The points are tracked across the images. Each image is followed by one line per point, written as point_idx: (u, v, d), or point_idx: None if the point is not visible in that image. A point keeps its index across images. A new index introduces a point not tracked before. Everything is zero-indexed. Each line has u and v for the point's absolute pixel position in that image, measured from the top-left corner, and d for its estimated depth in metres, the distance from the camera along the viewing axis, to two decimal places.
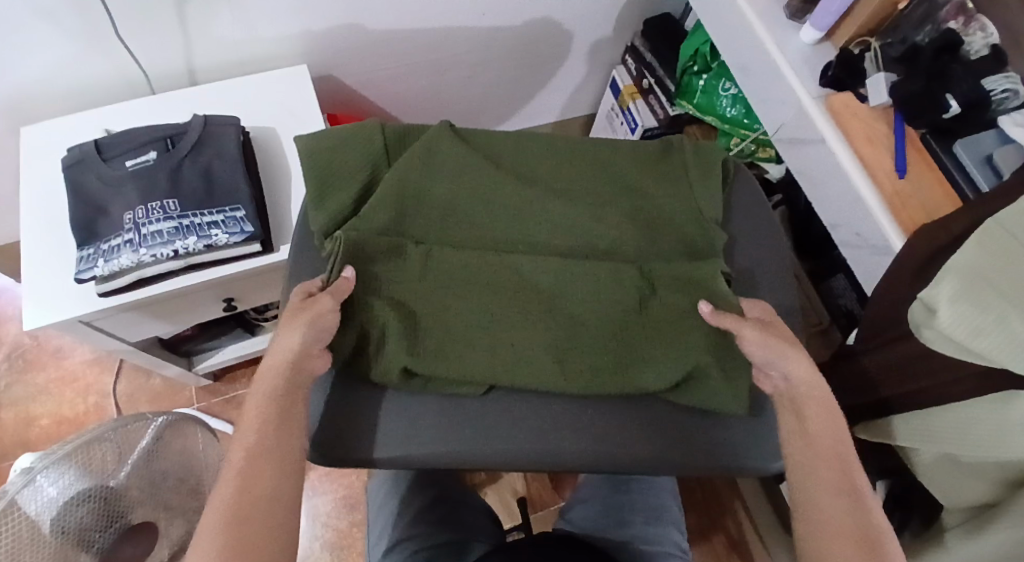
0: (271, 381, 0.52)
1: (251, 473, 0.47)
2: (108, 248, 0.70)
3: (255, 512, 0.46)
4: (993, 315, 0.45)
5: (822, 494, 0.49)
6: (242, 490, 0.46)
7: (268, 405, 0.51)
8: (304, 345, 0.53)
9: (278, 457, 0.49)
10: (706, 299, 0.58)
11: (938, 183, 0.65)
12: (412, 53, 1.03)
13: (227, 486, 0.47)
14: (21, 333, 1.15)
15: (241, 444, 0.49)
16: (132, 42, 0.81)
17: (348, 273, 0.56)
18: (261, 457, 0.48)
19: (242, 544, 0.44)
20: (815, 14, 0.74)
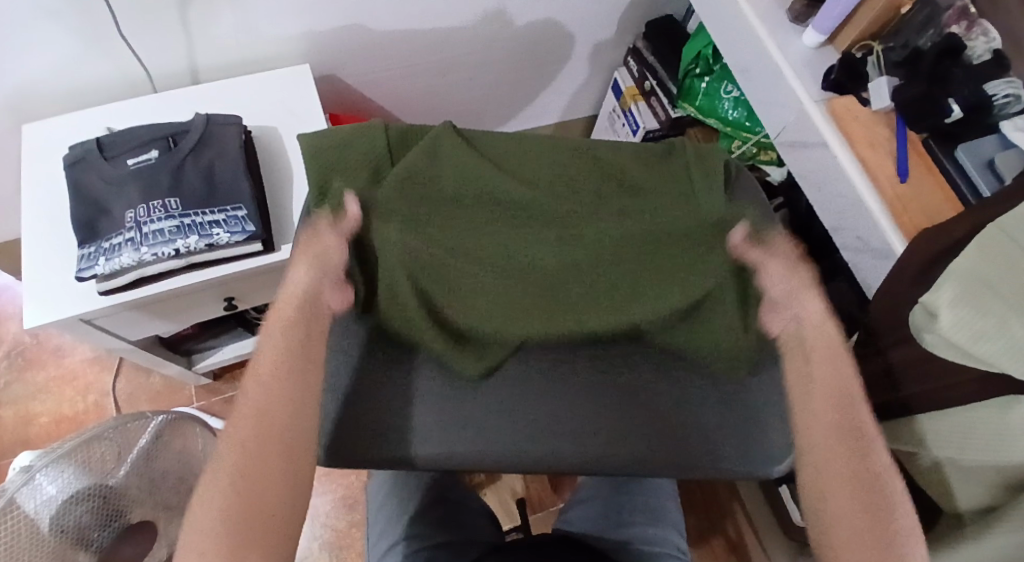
0: (289, 308, 0.56)
1: (270, 393, 0.52)
2: (109, 247, 0.70)
3: (272, 433, 0.50)
4: (994, 320, 0.45)
5: (818, 438, 0.53)
6: (260, 410, 0.51)
7: (285, 331, 0.55)
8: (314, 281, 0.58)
9: (297, 383, 0.53)
10: (742, 223, 0.60)
11: (939, 186, 0.65)
12: (414, 54, 1.03)
13: (247, 404, 0.51)
14: (20, 332, 1.15)
15: (262, 364, 0.53)
16: (135, 40, 0.82)
17: (352, 208, 0.58)
18: (279, 380, 0.52)
19: (257, 461, 0.49)
20: (817, 18, 0.74)
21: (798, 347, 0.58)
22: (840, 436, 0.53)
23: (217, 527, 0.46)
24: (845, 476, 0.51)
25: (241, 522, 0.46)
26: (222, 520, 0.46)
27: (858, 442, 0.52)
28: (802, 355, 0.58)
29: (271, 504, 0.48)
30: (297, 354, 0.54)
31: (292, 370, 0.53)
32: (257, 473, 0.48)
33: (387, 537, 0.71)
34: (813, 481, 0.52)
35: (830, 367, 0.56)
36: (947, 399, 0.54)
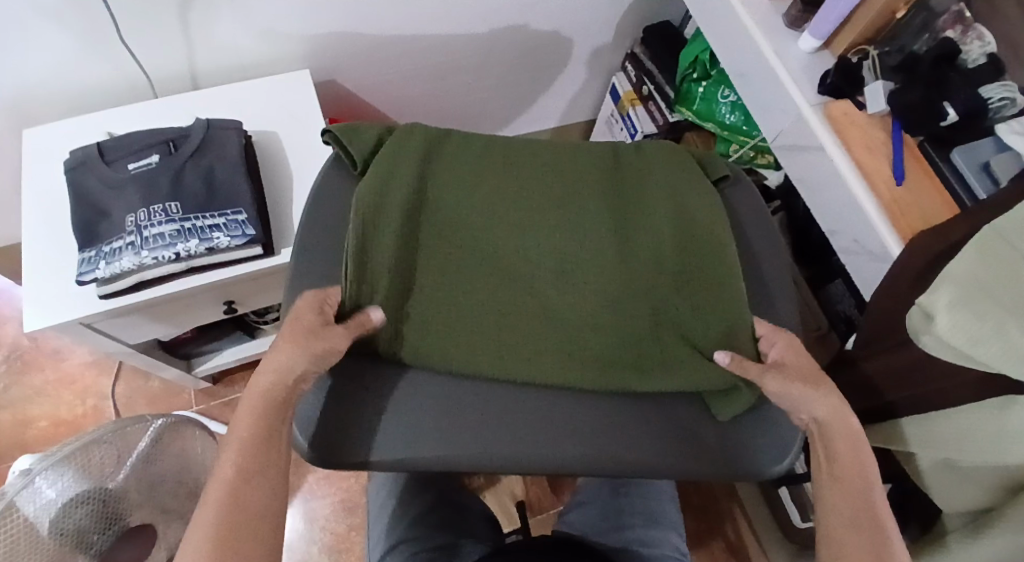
0: (258, 393, 0.51)
1: (243, 485, 0.47)
2: (110, 250, 0.70)
3: (246, 513, 0.46)
4: (991, 322, 0.45)
5: (839, 519, 0.50)
6: (231, 501, 0.46)
7: (262, 409, 0.51)
8: (304, 369, 0.52)
9: (266, 472, 0.49)
10: (726, 348, 0.57)
11: (936, 190, 0.65)
12: (415, 59, 1.04)
13: (216, 495, 0.47)
14: (19, 335, 1.15)
15: (231, 445, 0.49)
16: (135, 45, 0.82)
17: (376, 316, 0.56)
18: (252, 472, 0.48)
19: (237, 527, 0.46)
20: (814, 23, 0.75)
21: (821, 438, 0.53)
22: (866, 527, 0.49)
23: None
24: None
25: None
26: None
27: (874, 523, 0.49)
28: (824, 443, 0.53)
29: None
30: (272, 423, 0.51)
31: (263, 440, 0.50)
32: None
33: (386, 538, 0.71)
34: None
35: (849, 446, 0.52)
36: (945, 401, 0.55)
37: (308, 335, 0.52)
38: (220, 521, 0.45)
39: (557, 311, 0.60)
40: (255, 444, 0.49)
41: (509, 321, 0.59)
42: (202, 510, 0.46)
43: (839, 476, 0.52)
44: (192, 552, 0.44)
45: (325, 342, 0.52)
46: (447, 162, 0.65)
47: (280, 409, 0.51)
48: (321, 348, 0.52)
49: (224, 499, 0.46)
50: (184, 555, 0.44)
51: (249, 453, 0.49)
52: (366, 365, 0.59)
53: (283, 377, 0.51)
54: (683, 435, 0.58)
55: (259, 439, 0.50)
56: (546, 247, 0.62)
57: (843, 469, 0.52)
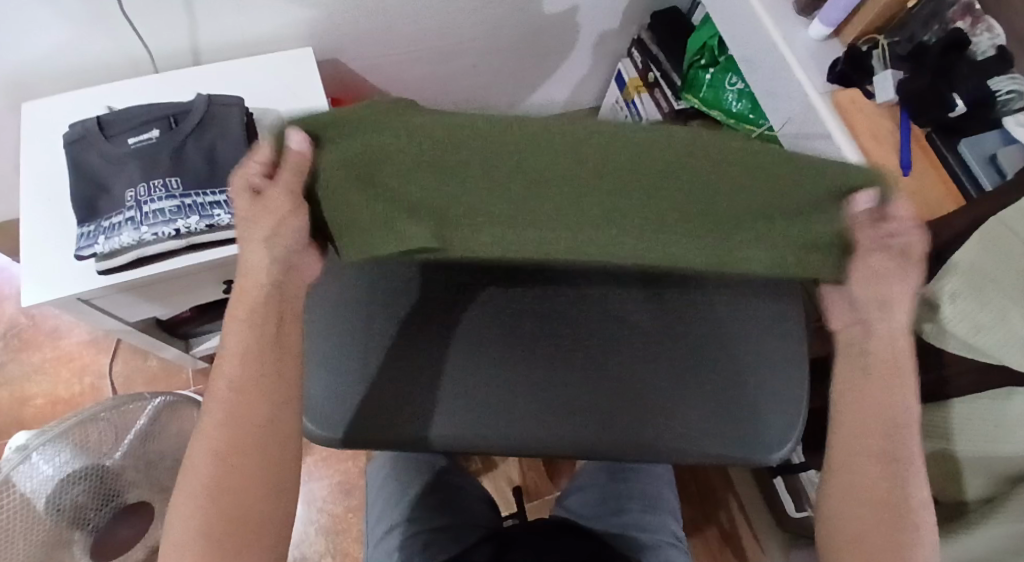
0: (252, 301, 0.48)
1: (245, 400, 0.46)
2: (109, 226, 0.70)
3: (250, 429, 0.46)
4: (993, 312, 0.46)
5: (857, 461, 0.48)
6: (233, 417, 0.45)
7: (253, 321, 0.47)
8: (271, 262, 0.47)
9: (270, 387, 0.47)
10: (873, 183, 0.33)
11: (940, 181, 0.65)
12: (419, 39, 1.03)
13: (218, 410, 0.46)
14: (17, 312, 1.14)
15: (230, 352, 0.47)
16: (136, 18, 0.80)
17: (295, 139, 0.33)
18: (253, 385, 0.46)
19: (238, 479, 0.45)
20: (824, 10, 0.74)
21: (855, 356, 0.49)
22: (884, 469, 0.47)
23: (200, 546, 0.43)
24: (875, 508, 0.47)
25: (216, 538, 0.43)
26: (199, 533, 0.43)
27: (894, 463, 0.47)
28: (861, 366, 0.49)
29: (250, 533, 0.45)
30: (271, 351, 0.47)
31: (264, 373, 0.47)
32: (233, 504, 0.44)
33: (385, 520, 0.71)
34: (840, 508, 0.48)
35: (886, 376, 0.48)
36: (944, 393, 0.55)
37: (264, 213, 0.44)
38: (224, 440, 0.45)
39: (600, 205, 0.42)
40: (252, 355, 0.47)
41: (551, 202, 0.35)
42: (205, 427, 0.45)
43: (866, 409, 0.48)
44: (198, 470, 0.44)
45: (280, 208, 0.43)
46: None
47: (274, 325, 0.48)
48: (274, 212, 0.43)
49: (225, 417, 0.45)
50: (192, 470, 0.45)
51: (247, 366, 0.46)
52: (361, 341, 0.59)
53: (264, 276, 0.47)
54: (682, 420, 0.58)
55: (257, 349, 0.47)
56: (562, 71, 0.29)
57: (873, 402, 0.48)
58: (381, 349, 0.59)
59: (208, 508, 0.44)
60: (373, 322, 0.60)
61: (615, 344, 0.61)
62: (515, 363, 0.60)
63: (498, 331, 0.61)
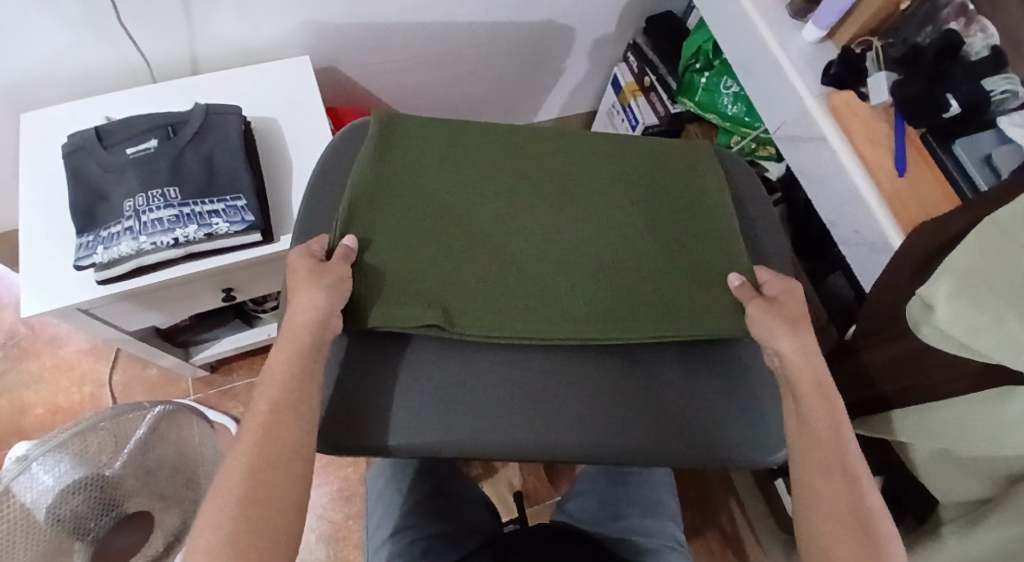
0: (297, 338, 0.53)
1: (280, 414, 0.49)
2: (107, 235, 0.70)
3: (281, 442, 0.48)
4: (989, 312, 0.46)
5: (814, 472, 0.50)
6: (268, 431, 0.48)
7: (297, 356, 0.52)
8: (326, 305, 0.54)
9: (300, 405, 0.51)
10: (738, 274, 0.62)
11: (937, 182, 0.66)
12: (416, 48, 1.03)
13: (255, 423, 0.49)
14: (16, 322, 1.14)
15: (272, 377, 0.51)
16: (135, 29, 0.81)
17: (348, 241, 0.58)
18: (288, 402, 0.50)
19: (266, 487, 0.46)
20: (817, 13, 0.74)
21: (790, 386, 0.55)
22: (841, 479, 0.49)
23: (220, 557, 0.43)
24: (840, 516, 0.48)
25: (243, 549, 0.43)
26: (224, 546, 0.43)
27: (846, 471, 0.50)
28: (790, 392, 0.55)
29: (271, 542, 0.45)
30: (307, 380, 0.52)
31: (300, 392, 0.51)
32: (257, 511, 0.45)
33: (384, 527, 0.71)
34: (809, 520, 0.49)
35: (819, 398, 0.53)
36: (942, 394, 0.55)
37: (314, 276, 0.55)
38: (257, 451, 0.47)
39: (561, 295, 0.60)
40: (293, 378, 0.51)
41: (518, 303, 0.59)
42: (241, 439, 0.48)
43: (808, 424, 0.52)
44: (231, 480, 0.46)
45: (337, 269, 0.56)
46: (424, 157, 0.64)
47: (314, 363, 0.53)
48: (329, 280, 0.55)
49: (262, 429, 0.48)
50: (224, 479, 0.46)
51: (287, 387, 0.51)
52: (357, 348, 0.59)
53: (313, 319, 0.54)
54: (680, 424, 0.58)
55: (297, 375, 0.52)
56: (539, 200, 0.65)
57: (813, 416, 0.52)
58: (379, 357, 0.59)
59: (234, 519, 0.44)
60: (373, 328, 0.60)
61: (613, 349, 0.61)
62: (514, 369, 0.59)
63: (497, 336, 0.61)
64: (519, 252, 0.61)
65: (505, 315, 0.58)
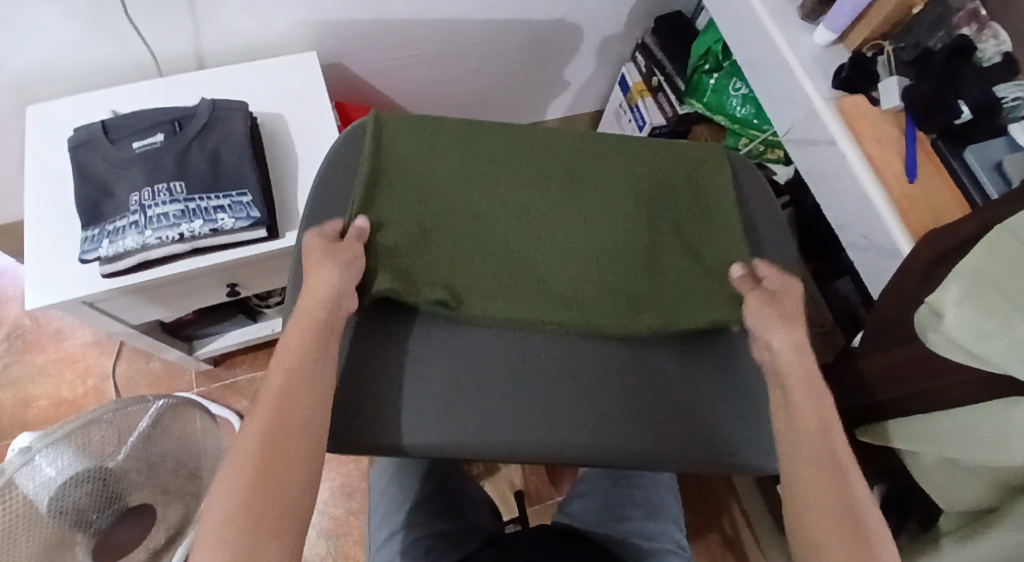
0: (309, 313, 0.55)
1: (292, 387, 0.50)
2: (113, 229, 0.70)
3: (295, 414, 0.49)
4: (998, 320, 0.45)
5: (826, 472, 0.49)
6: (280, 403, 0.49)
7: (311, 328, 0.54)
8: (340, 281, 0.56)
9: (314, 381, 0.51)
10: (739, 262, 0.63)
11: (947, 188, 0.65)
12: (422, 44, 1.03)
13: (269, 395, 0.50)
14: (20, 314, 1.15)
15: (287, 350, 0.53)
16: (141, 23, 0.81)
17: (361, 222, 0.59)
18: (302, 375, 0.51)
19: (276, 456, 0.47)
20: (828, 16, 0.74)
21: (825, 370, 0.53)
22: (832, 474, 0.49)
23: (234, 519, 0.43)
24: (832, 509, 0.47)
25: (250, 521, 0.44)
26: (239, 507, 0.44)
27: (838, 468, 0.49)
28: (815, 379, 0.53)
29: (279, 510, 0.45)
30: (320, 347, 0.53)
31: (313, 369, 0.52)
32: (266, 480, 0.45)
33: (385, 526, 0.71)
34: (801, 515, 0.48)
35: (812, 396, 0.53)
36: (947, 401, 0.54)
37: (331, 253, 0.57)
38: (270, 421, 0.48)
39: (569, 287, 0.61)
40: (304, 352, 0.52)
41: (527, 289, 0.60)
42: (255, 413, 0.49)
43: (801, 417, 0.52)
44: (244, 449, 0.47)
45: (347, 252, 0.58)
46: (434, 147, 0.65)
47: (328, 336, 0.54)
48: (347, 256, 0.57)
49: (274, 402, 0.49)
50: (238, 447, 0.47)
51: (300, 360, 0.52)
52: (359, 345, 0.59)
53: (326, 294, 0.55)
54: (685, 429, 0.58)
55: (309, 349, 0.53)
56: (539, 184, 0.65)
57: (804, 414, 0.53)
58: (382, 354, 0.58)
59: (246, 488, 0.45)
60: (377, 326, 0.60)
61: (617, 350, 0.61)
62: (519, 368, 0.59)
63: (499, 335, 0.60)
64: (526, 245, 0.62)
65: (515, 298, 0.60)
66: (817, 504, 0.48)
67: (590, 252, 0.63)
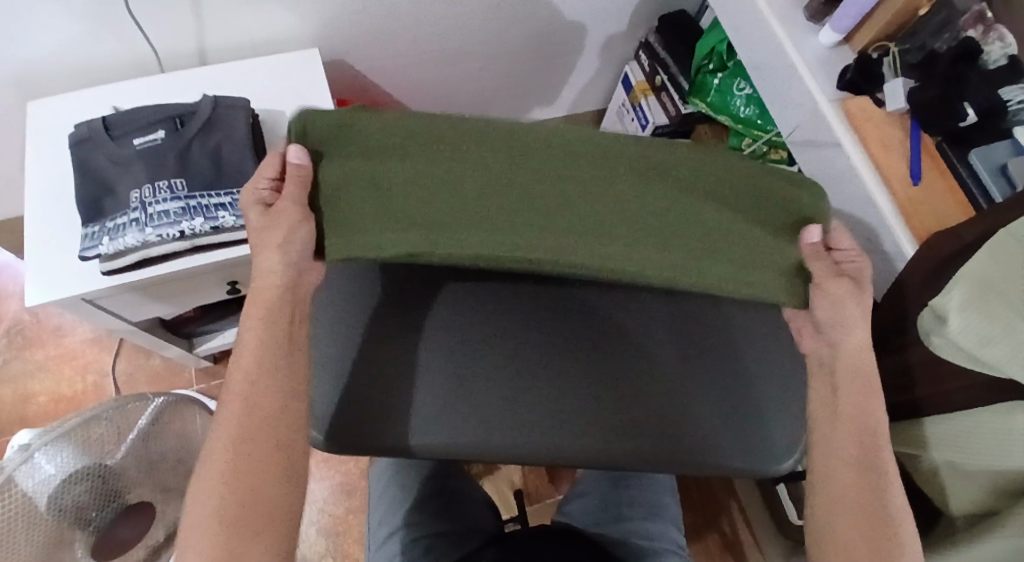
0: (268, 301, 0.50)
1: (257, 385, 0.48)
2: (114, 226, 0.70)
3: (263, 415, 0.47)
4: (1002, 324, 0.45)
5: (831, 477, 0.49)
6: (248, 404, 0.47)
7: (266, 319, 0.50)
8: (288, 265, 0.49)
9: (279, 377, 0.49)
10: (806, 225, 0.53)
11: (950, 191, 0.64)
12: (425, 41, 1.02)
13: (234, 394, 0.48)
14: (20, 310, 1.15)
15: (246, 344, 0.49)
16: (143, 18, 0.80)
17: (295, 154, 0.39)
18: (265, 372, 0.48)
19: (251, 461, 0.46)
20: (834, 17, 0.73)
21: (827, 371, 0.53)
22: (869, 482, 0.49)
23: (214, 526, 0.44)
24: (863, 517, 0.48)
25: (230, 528, 0.44)
26: (220, 514, 0.44)
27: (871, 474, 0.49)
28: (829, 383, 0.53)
29: (260, 518, 0.45)
30: (280, 339, 0.50)
31: (275, 363, 0.49)
32: (244, 486, 0.45)
33: (385, 525, 0.71)
34: (832, 521, 0.49)
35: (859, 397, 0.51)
36: (950, 406, 0.54)
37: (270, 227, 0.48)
38: (238, 423, 0.47)
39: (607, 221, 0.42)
40: (263, 345, 0.49)
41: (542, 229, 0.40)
42: (223, 413, 0.47)
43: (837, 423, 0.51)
44: (218, 453, 0.46)
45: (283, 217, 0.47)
46: None
47: (288, 324, 0.51)
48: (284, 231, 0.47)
49: (239, 402, 0.47)
50: (212, 451, 0.46)
51: (260, 355, 0.49)
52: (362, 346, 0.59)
53: (280, 280, 0.50)
54: (688, 431, 0.58)
55: (268, 341, 0.49)
56: None
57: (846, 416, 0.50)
58: (384, 354, 0.58)
59: (221, 492, 0.45)
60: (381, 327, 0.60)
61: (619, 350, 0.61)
62: (521, 369, 0.59)
63: (501, 336, 0.60)
64: None
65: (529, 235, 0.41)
66: (841, 511, 0.48)
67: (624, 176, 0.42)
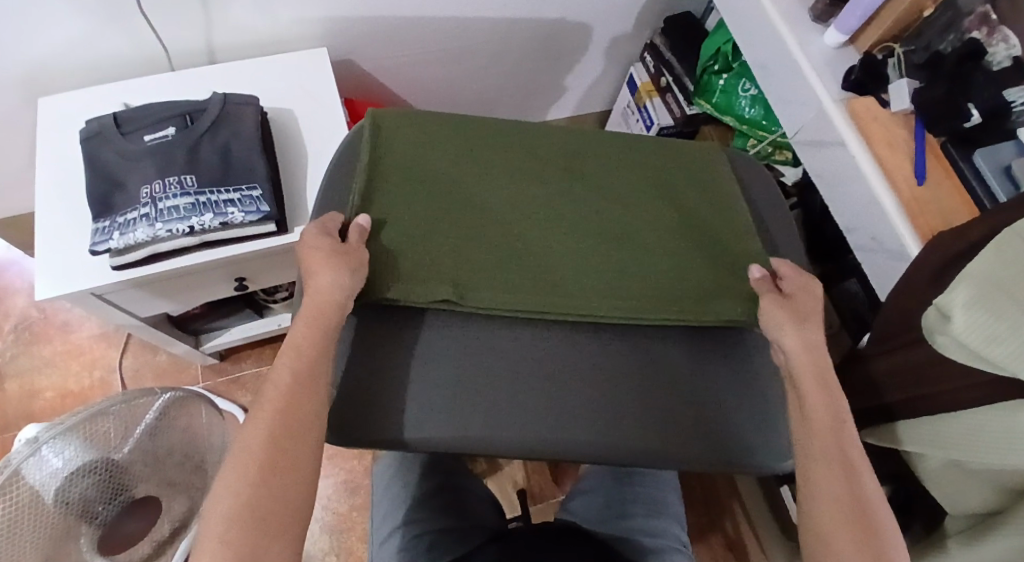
0: (320, 314, 0.54)
1: (299, 390, 0.50)
2: (124, 221, 0.70)
3: (301, 417, 0.50)
4: (1006, 323, 0.45)
5: None
6: (286, 405, 0.49)
7: (316, 331, 0.54)
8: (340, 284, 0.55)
9: (318, 384, 0.52)
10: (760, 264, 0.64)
11: (955, 191, 0.65)
12: (431, 43, 1.03)
13: (276, 396, 0.50)
14: (28, 306, 1.15)
15: (293, 352, 0.53)
16: (155, 17, 0.81)
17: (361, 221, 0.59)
18: (306, 378, 0.51)
19: (284, 458, 0.48)
20: (840, 17, 0.74)
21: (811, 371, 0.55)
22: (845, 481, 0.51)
23: (241, 518, 0.44)
24: (850, 518, 0.49)
25: (256, 520, 0.45)
26: (246, 505, 0.45)
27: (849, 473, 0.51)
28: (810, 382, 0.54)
29: (284, 511, 0.46)
30: (326, 349, 0.54)
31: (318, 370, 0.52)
32: (272, 481, 0.46)
33: (388, 521, 0.71)
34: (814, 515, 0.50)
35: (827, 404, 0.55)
36: (955, 405, 0.54)
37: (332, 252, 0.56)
38: (276, 424, 0.49)
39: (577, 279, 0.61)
40: (311, 354, 0.53)
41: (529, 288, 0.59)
42: (262, 412, 0.49)
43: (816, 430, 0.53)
44: (251, 449, 0.47)
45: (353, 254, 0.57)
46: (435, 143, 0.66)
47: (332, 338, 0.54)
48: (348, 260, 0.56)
49: (280, 405, 0.49)
50: (245, 447, 0.48)
51: (308, 363, 0.52)
52: (368, 339, 0.59)
53: (333, 297, 0.55)
54: (692, 428, 0.58)
55: (315, 351, 0.53)
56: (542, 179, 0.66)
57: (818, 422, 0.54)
58: (391, 350, 0.59)
59: (250, 485, 0.46)
60: (388, 321, 0.60)
61: (624, 347, 0.61)
62: (527, 364, 0.59)
63: (507, 331, 0.60)
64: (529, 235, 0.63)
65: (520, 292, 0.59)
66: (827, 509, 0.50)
67: (592, 245, 0.63)
